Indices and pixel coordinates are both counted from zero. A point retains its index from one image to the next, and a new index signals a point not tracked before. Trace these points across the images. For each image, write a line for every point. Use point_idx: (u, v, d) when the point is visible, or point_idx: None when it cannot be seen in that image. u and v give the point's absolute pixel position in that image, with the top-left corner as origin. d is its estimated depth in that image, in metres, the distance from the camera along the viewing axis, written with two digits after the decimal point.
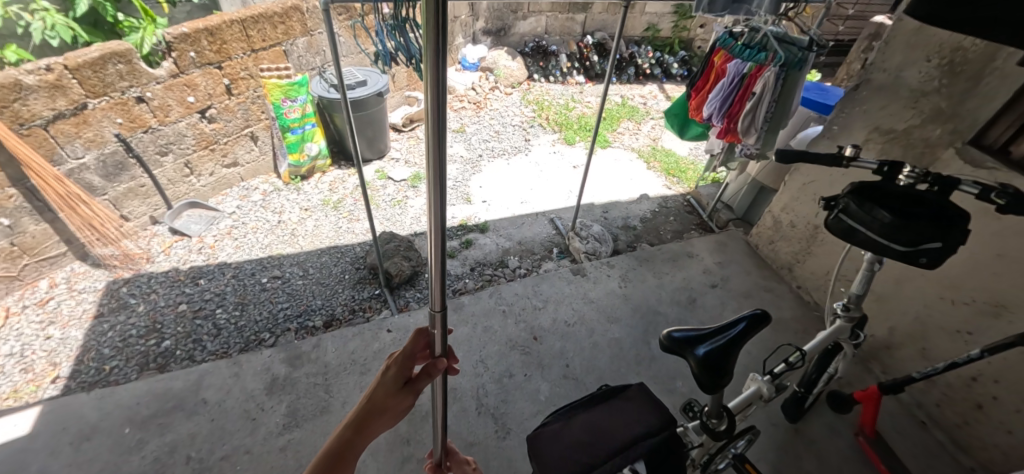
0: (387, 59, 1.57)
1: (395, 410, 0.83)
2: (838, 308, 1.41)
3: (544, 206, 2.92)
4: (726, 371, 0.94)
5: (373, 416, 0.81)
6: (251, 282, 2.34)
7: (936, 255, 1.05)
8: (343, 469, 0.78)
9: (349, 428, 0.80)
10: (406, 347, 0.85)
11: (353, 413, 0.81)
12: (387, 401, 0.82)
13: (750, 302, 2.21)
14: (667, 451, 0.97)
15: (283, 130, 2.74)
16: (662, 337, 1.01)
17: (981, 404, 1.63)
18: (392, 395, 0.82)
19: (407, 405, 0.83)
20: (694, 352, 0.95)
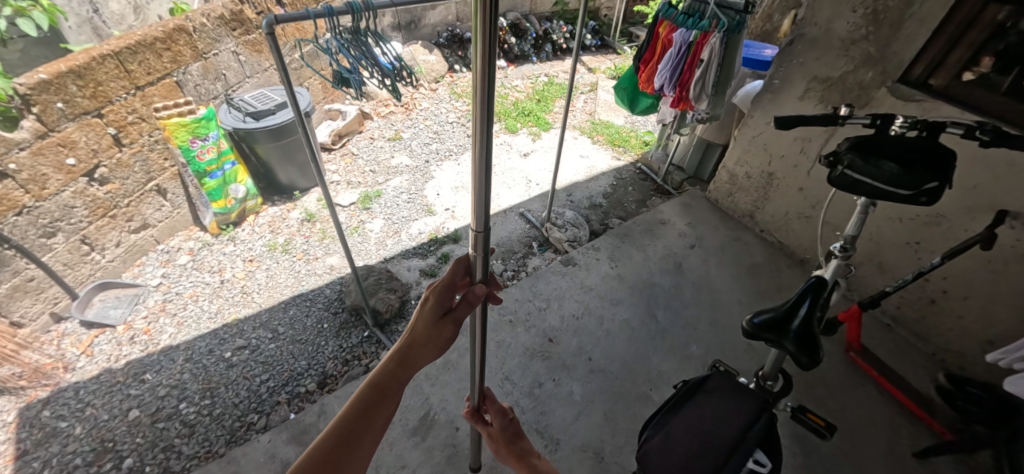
0: (358, 86, 1.37)
1: (438, 343, 0.87)
2: (836, 251, 1.51)
3: (509, 201, 2.86)
4: (814, 343, 1.00)
5: (416, 347, 0.86)
6: (211, 361, 2.00)
7: (933, 194, 1.17)
8: (390, 396, 0.86)
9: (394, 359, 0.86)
10: (444, 281, 0.86)
11: (398, 346, 0.87)
12: (431, 333, 0.86)
13: (726, 255, 2.38)
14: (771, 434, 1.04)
15: (199, 176, 2.33)
16: (743, 330, 1.07)
17: (934, 300, 1.89)
18: (434, 327, 0.86)
19: (447, 337, 0.87)
20: (777, 334, 1.01)
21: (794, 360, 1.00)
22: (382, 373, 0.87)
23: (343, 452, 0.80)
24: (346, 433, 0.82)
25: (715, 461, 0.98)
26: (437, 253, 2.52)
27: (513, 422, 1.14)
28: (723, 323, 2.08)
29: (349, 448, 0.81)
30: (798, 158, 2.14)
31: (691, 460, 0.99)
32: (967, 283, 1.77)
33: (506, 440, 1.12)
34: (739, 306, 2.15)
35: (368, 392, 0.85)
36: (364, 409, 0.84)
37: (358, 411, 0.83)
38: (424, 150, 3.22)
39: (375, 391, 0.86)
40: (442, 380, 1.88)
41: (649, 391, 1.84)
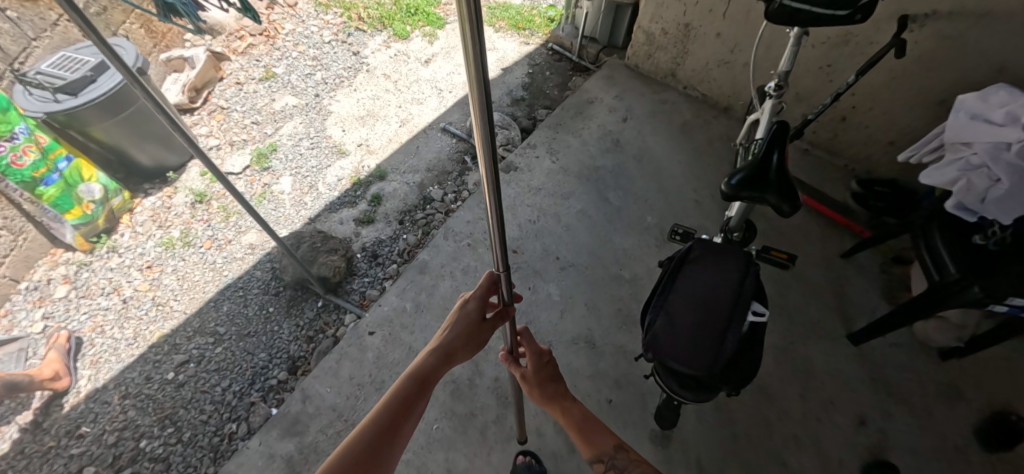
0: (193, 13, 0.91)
1: (476, 342, 1.04)
2: (771, 91, 1.52)
3: (425, 119, 2.57)
4: (791, 188, 1.00)
5: (456, 343, 1.01)
6: (154, 388, 1.76)
7: (867, 9, 1.18)
8: (430, 387, 0.97)
9: (437, 356, 0.99)
10: (483, 291, 1.04)
11: (440, 343, 1.01)
12: (467, 332, 1.02)
13: (657, 120, 2.37)
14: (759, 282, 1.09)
15: (29, 187, 1.81)
16: (724, 195, 1.06)
17: (845, 115, 2.03)
18: (473, 327, 1.03)
19: (483, 338, 1.06)
20: (756, 193, 1.01)
21: (776, 209, 1.01)
22: (428, 364, 0.98)
23: (395, 429, 0.86)
24: (396, 414, 0.88)
25: (719, 328, 1.02)
26: (367, 196, 2.27)
27: (549, 365, 1.14)
28: (670, 188, 2.14)
29: (400, 425, 0.88)
30: (711, 2, 2.06)
31: (698, 333, 1.02)
32: (872, 93, 1.89)
33: (540, 383, 1.12)
34: (680, 167, 2.20)
35: (411, 381, 0.94)
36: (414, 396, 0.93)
37: (407, 397, 0.92)
38: (308, 83, 2.74)
39: (422, 378, 0.96)
40: (420, 324, 1.79)
41: (620, 271, 1.90)
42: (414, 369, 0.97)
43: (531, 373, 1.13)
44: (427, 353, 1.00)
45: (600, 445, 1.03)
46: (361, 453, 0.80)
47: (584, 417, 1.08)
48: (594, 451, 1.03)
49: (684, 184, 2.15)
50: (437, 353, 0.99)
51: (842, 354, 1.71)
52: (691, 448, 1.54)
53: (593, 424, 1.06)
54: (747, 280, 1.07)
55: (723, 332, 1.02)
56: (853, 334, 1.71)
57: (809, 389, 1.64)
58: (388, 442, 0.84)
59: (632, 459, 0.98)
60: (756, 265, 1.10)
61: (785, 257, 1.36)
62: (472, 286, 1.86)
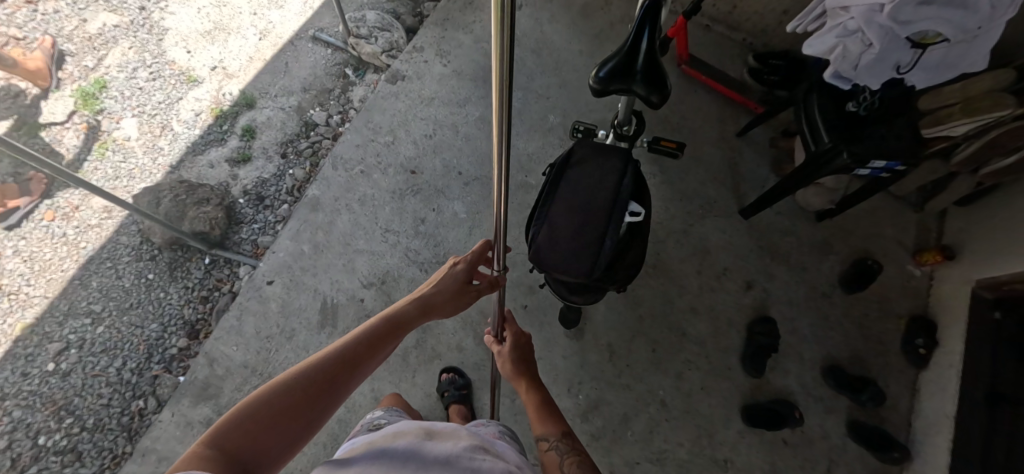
0: None
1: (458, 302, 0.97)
2: None
3: (291, 27, 2.17)
4: (661, 76, 0.94)
5: (439, 300, 0.94)
6: (35, 383, 1.59)
7: None
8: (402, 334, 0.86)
9: (418, 307, 0.90)
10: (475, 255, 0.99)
11: (424, 295, 0.93)
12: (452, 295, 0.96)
13: (554, 4, 2.14)
14: (637, 181, 1.07)
15: None
16: (592, 87, 0.97)
17: None
18: (460, 289, 0.97)
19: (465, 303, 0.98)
20: (625, 88, 0.94)
21: (643, 100, 0.95)
22: (406, 311, 0.89)
23: (356, 369, 0.73)
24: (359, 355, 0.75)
25: (598, 232, 1.00)
26: (237, 129, 1.96)
27: (525, 347, 1.14)
28: (572, 81, 2.01)
29: (362, 366, 0.75)
30: None
31: (578, 241, 0.99)
32: None
33: (514, 361, 1.11)
34: (581, 56, 2.05)
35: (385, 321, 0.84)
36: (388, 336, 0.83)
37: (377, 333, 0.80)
38: None
39: (400, 322, 0.86)
40: (322, 265, 1.68)
41: (525, 178, 1.84)
42: (390, 313, 0.86)
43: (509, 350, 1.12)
44: (408, 302, 0.91)
45: (552, 425, 0.96)
46: (320, 374, 0.67)
47: (544, 399, 1.04)
48: (542, 431, 0.96)
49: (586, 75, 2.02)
50: (419, 304, 0.91)
51: (735, 228, 1.82)
52: (602, 337, 1.65)
53: (548, 409, 1.01)
54: (624, 180, 1.04)
55: (603, 236, 1.00)
56: (744, 209, 1.81)
57: (705, 265, 1.77)
58: (343, 381, 0.70)
59: (571, 445, 0.89)
60: (633, 163, 1.06)
61: (674, 148, 1.34)
62: (373, 218, 1.74)
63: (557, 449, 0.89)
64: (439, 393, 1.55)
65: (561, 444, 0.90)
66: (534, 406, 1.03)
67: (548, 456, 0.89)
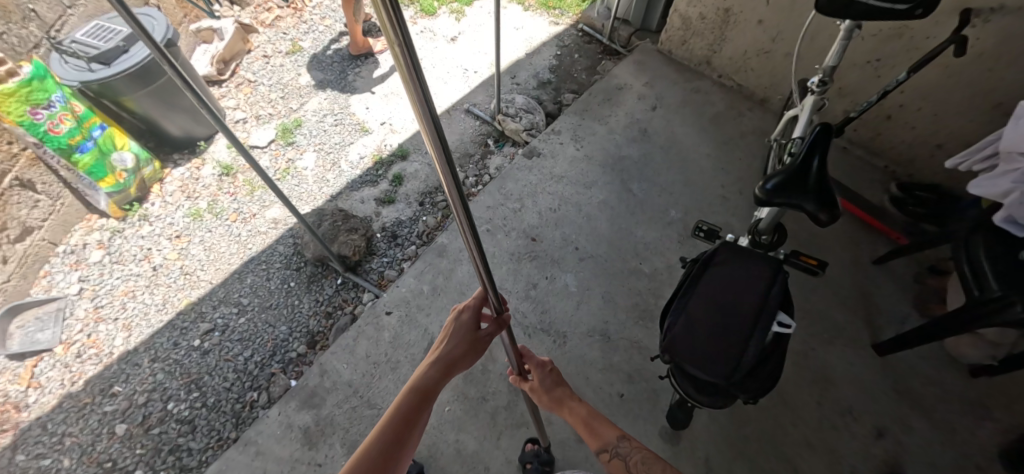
0: None
1: (476, 348, 0.95)
2: (815, 87, 1.50)
3: (450, 99, 2.54)
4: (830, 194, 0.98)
5: (456, 355, 0.92)
6: (180, 354, 1.83)
7: (930, 5, 1.14)
8: (432, 401, 0.87)
9: (439, 369, 0.89)
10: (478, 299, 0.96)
11: (440, 353, 0.92)
12: (466, 345, 0.94)
13: (687, 109, 2.28)
14: (785, 293, 1.07)
15: (66, 154, 1.87)
16: (757, 196, 1.02)
17: (890, 115, 1.91)
18: (473, 337, 0.95)
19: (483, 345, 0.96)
20: (793, 199, 0.98)
21: (811, 216, 0.98)
22: (427, 377, 0.89)
23: (397, 450, 0.77)
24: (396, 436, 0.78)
25: (741, 334, 1.00)
26: (389, 175, 2.27)
27: (554, 373, 1.09)
28: (697, 181, 2.07)
29: (402, 446, 0.78)
30: None
31: (719, 339, 1.00)
32: (922, 90, 1.77)
33: (547, 391, 1.07)
34: (710, 159, 2.12)
35: (411, 395, 0.85)
36: (418, 409, 0.84)
37: (408, 412, 0.82)
38: (335, 58, 2.72)
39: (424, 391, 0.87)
40: (436, 307, 1.80)
41: (639, 265, 1.87)
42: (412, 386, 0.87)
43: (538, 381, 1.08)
44: (426, 365, 0.90)
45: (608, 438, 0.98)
46: None
47: (588, 412, 1.03)
48: (601, 442, 0.99)
49: (713, 177, 2.07)
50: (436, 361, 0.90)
51: (866, 363, 1.65)
52: (700, 447, 1.53)
53: (598, 417, 1.02)
54: (772, 290, 1.04)
55: (746, 339, 0.99)
56: (880, 345, 1.65)
57: (826, 396, 1.61)
58: (389, 466, 0.75)
59: (633, 444, 0.95)
60: (782, 275, 1.06)
61: (814, 265, 1.31)
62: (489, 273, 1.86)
63: (623, 459, 0.93)
64: (520, 462, 1.51)
65: (623, 448, 0.95)
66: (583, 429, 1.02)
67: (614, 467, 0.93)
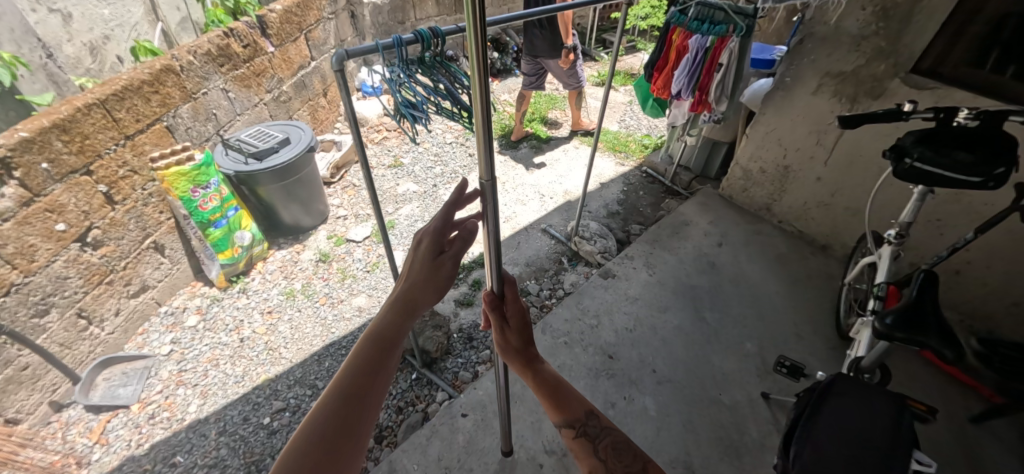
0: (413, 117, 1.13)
1: (439, 281, 0.83)
2: (891, 238, 1.64)
3: (528, 218, 2.81)
4: (951, 333, 1.07)
5: (418, 296, 0.81)
6: (248, 430, 1.79)
7: (1002, 178, 1.26)
8: (395, 349, 0.78)
9: (399, 314, 0.80)
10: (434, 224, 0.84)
11: (398, 294, 0.82)
12: (427, 280, 0.82)
13: (752, 248, 2.44)
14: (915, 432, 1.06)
15: (203, 227, 2.14)
16: (878, 328, 1.13)
17: (958, 270, 1.96)
18: (431, 268, 0.82)
19: (446, 274, 0.83)
20: (916, 334, 1.08)
21: (936, 352, 1.06)
22: (387, 323, 0.79)
23: (362, 403, 0.71)
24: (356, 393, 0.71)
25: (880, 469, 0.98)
26: (469, 280, 2.43)
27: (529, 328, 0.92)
28: (770, 317, 2.11)
29: (368, 398, 0.72)
30: (813, 150, 2.20)
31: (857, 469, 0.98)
32: (988, 251, 1.84)
33: (518, 350, 0.91)
34: (781, 297, 2.19)
35: (369, 345, 0.76)
36: (376, 360, 0.75)
37: (367, 364, 0.74)
38: (429, 174, 3.13)
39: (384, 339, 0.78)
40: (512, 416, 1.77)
41: (719, 395, 1.83)
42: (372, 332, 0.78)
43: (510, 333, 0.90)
44: (382, 310, 0.81)
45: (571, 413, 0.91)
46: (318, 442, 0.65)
47: (555, 384, 0.93)
48: (564, 417, 0.90)
49: (786, 315, 2.12)
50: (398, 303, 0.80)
51: None
52: None
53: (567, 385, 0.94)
54: (903, 423, 1.05)
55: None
56: None
57: None
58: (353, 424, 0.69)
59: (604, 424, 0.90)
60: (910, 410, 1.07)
61: (927, 410, 1.28)
62: None
63: (588, 437, 0.88)
64: None
65: (589, 427, 0.89)
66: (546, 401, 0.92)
67: (579, 444, 0.88)
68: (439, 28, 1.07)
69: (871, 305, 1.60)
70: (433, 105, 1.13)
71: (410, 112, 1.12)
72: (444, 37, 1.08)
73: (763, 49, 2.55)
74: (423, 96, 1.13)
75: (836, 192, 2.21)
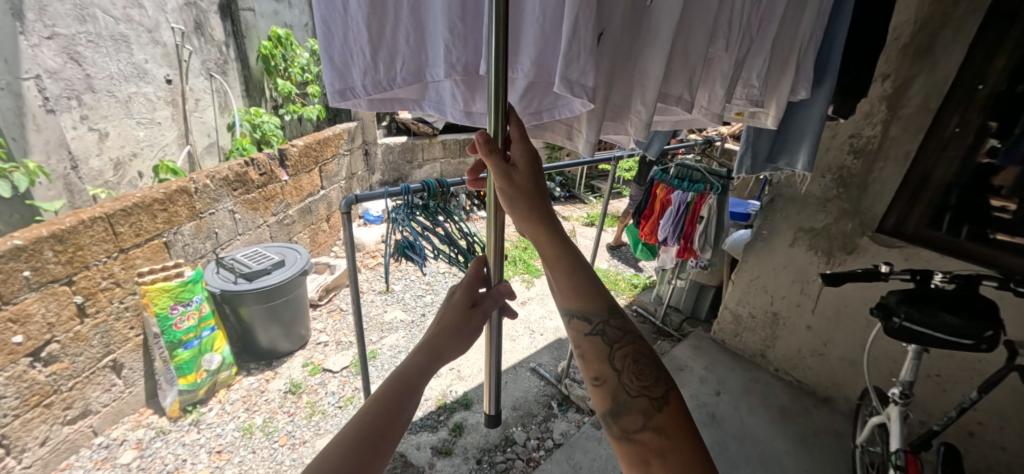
0: (413, 253, 1.16)
1: (470, 329, 0.87)
2: (896, 397, 1.57)
3: (517, 355, 2.71)
4: None
5: (444, 343, 0.85)
6: None
7: (993, 341, 1.27)
8: (419, 392, 0.79)
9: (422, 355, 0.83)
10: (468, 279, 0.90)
11: (426, 339, 0.85)
12: (459, 330, 0.87)
13: (752, 398, 2.31)
14: None
15: (171, 347, 2.00)
16: None
17: (971, 431, 1.83)
18: (465, 316, 0.87)
19: (478, 323, 0.89)
20: None
21: None
22: (412, 364, 0.82)
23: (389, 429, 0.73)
24: (384, 424, 0.74)
25: None
26: (448, 423, 2.22)
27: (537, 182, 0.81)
28: None
29: (394, 427, 0.74)
30: (799, 298, 2.25)
31: None
32: (997, 412, 1.75)
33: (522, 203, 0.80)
34: (790, 458, 2.00)
35: (393, 384, 0.78)
36: (400, 397, 0.77)
37: (392, 397, 0.76)
38: (418, 302, 3.10)
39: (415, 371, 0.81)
40: None
41: None
42: (397, 375, 0.80)
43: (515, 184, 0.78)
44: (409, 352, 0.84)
45: (589, 305, 0.85)
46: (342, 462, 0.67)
47: (571, 263, 0.86)
48: (580, 309, 0.84)
49: None
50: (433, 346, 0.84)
51: None
52: None
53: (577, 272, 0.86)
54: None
55: None
56: None
57: None
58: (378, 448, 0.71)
59: (618, 329, 0.84)
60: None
61: None
62: None
63: (603, 336, 0.83)
64: None
65: (607, 327, 0.84)
66: (562, 289, 0.86)
67: (591, 341, 0.83)
68: (446, 180, 1.19)
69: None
70: (433, 246, 1.17)
71: (409, 249, 1.15)
72: (449, 188, 1.19)
73: (740, 205, 2.79)
74: (424, 237, 1.17)
75: (829, 341, 2.19)
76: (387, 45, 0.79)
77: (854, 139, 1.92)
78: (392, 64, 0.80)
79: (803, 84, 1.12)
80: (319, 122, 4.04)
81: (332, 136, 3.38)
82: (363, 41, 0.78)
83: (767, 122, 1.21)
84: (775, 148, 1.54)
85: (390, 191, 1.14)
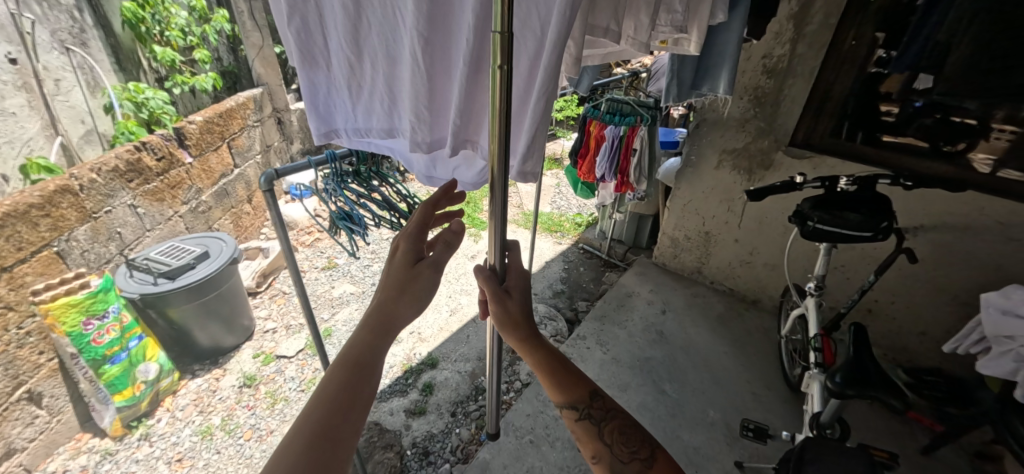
0: (352, 225, 1.10)
1: (416, 293, 0.83)
2: (812, 290, 1.79)
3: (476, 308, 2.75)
4: (893, 384, 1.16)
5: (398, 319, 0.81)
6: None
7: (887, 231, 1.46)
8: (373, 369, 0.75)
9: (371, 332, 0.78)
10: (408, 242, 0.87)
11: (373, 311, 0.81)
12: (402, 292, 0.82)
13: (693, 312, 2.54)
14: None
15: (95, 365, 1.82)
16: (829, 388, 1.20)
17: (870, 308, 2.15)
18: (407, 279, 0.83)
19: (422, 283, 0.84)
20: (869, 391, 1.14)
21: (888, 406, 1.13)
22: (359, 342, 0.77)
23: (351, 410, 0.70)
24: (345, 400, 0.71)
25: None
26: (418, 384, 2.25)
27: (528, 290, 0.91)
28: (724, 378, 2.14)
29: (357, 406, 0.71)
30: (727, 216, 2.43)
31: None
32: (889, 290, 2.06)
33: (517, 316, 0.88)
34: (729, 358, 2.26)
35: (343, 367, 0.73)
36: (357, 379, 0.73)
37: (348, 378, 0.72)
38: (366, 272, 3.01)
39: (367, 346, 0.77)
40: None
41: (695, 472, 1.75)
42: (344, 353, 0.76)
43: (509, 302, 0.87)
44: (357, 328, 0.79)
45: (575, 394, 0.91)
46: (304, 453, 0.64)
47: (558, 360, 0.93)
48: (567, 399, 0.90)
49: (737, 375, 2.17)
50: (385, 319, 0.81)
51: None
52: None
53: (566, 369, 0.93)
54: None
55: None
56: None
57: None
58: (342, 425, 0.68)
59: (606, 410, 0.92)
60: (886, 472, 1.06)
61: (888, 456, 1.28)
62: None
63: (591, 419, 0.90)
64: None
65: (593, 411, 0.90)
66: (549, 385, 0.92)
67: (581, 425, 0.90)
68: None
69: (811, 357, 1.68)
70: (372, 216, 1.11)
71: (347, 224, 1.09)
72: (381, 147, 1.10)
73: (668, 134, 2.90)
74: (360, 206, 1.11)
75: (754, 250, 2.42)
76: (363, 101, 0.91)
77: (767, 59, 2.01)
78: (369, 116, 0.92)
79: (721, 8, 1.13)
80: (217, 93, 3.58)
81: (235, 107, 3.02)
82: (343, 94, 0.91)
83: (689, 48, 1.22)
84: (698, 75, 1.57)
85: (313, 160, 1.02)
